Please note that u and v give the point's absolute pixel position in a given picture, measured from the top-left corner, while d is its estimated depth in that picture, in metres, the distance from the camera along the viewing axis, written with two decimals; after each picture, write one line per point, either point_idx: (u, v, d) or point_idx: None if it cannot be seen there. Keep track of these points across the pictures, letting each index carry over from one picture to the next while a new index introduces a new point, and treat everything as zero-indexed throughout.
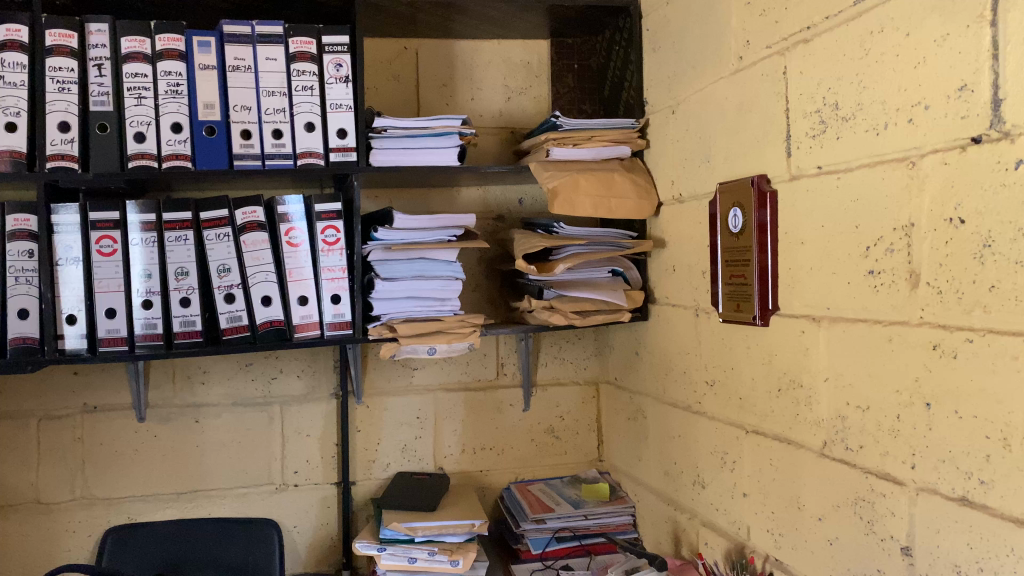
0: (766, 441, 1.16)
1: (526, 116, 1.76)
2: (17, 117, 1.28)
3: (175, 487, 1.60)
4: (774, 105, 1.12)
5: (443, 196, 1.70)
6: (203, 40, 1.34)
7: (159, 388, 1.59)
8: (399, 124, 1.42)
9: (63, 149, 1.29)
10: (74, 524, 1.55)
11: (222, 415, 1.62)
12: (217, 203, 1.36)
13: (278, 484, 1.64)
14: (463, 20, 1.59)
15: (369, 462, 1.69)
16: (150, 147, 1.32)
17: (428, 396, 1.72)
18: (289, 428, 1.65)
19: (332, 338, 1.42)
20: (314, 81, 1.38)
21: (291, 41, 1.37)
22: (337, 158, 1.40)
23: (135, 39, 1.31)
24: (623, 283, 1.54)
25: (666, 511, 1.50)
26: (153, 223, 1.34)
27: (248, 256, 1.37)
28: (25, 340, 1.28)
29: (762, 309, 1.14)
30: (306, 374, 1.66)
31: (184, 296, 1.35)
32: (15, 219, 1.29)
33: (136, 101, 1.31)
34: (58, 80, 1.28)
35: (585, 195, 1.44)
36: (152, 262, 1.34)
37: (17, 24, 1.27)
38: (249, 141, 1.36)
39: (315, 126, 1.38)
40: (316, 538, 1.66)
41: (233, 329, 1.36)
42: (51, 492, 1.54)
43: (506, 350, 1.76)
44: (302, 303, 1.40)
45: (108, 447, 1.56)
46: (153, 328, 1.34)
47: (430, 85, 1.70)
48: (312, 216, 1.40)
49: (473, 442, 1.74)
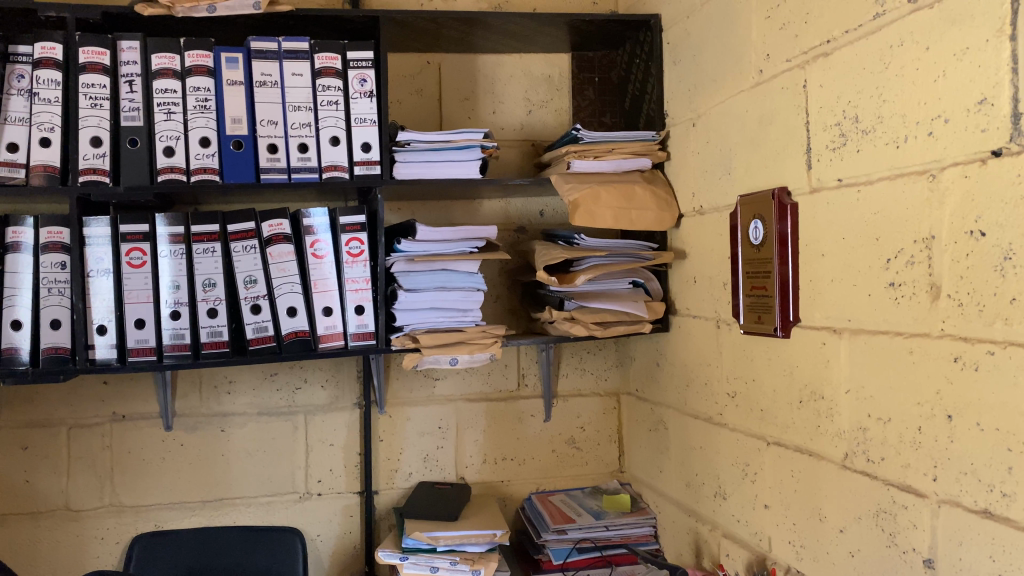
0: (787, 452, 1.16)
1: (547, 129, 1.77)
2: (51, 132, 1.32)
3: (200, 495, 1.62)
4: (795, 117, 1.13)
5: (465, 208, 1.72)
6: (231, 56, 1.36)
7: (186, 398, 1.61)
8: (423, 138, 1.44)
9: (95, 164, 1.32)
10: (103, 530, 1.58)
11: (247, 425, 1.64)
12: (244, 216, 1.39)
13: (302, 493, 1.66)
14: (485, 35, 1.62)
15: (391, 472, 1.70)
16: (179, 161, 1.35)
17: (450, 406, 1.73)
18: (313, 438, 1.67)
19: (356, 348, 1.44)
20: (339, 96, 1.40)
21: (317, 57, 1.40)
22: (361, 172, 1.42)
23: (165, 55, 1.34)
24: (644, 294, 1.55)
25: (687, 523, 1.50)
26: (181, 236, 1.37)
27: (274, 268, 1.39)
28: (57, 349, 1.32)
29: (784, 321, 1.15)
30: (330, 384, 1.68)
31: (212, 307, 1.37)
32: (48, 232, 1.32)
33: (165, 116, 1.34)
34: (91, 96, 1.32)
35: (606, 207, 1.46)
36: (181, 274, 1.37)
37: (52, 42, 1.31)
38: (275, 155, 1.39)
39: (339, 140, 1.41)
40: (339, 547, 1.68)
41: (259, 340, 1.38)
42: (80, 499, 1.57)
43: (527, 361, 1.77)
44: (326, 313, 1.42)
45: (136, 456, 1.59)
46: (181, 338, 1.36)
47: (452, 98, 1.72)
48: (337, 228, 1.42)
49: (494, 452, 1.75)
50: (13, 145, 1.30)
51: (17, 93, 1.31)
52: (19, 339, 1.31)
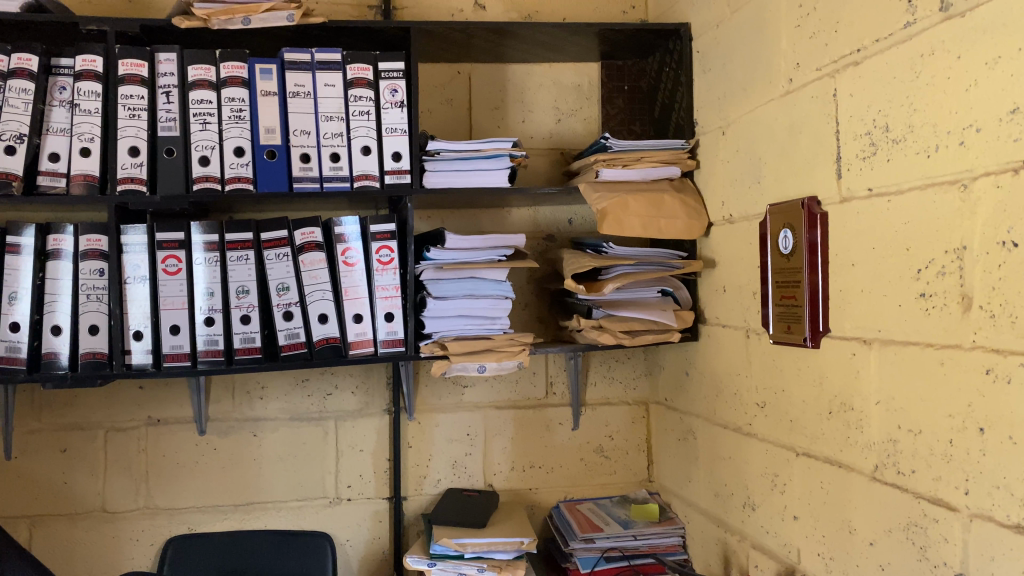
0: (817, 463, 1.15)
1: (577, 137, 1.78)
2: (91, 143, 1.35)
3: (232, 499, 1.64)
4: (825, 126, 1.13)
5: (494, 217, 1.73)
6: (266, 67, 1.39)
7: (219, 403, 1.64)
8: (452, 147, 1.45)
9: (133, 173, 1.35)
10: (137, 532, 1.61)
11: (278, 430, 1.66)
12: (277, 224, 1.41)
13: (332, 498, 1.68)
14: (515, 45, 1.63)
15: (420, 478, 1.71)
16: (214, 170, 1.37)
17: (478, 414, 1.74)
18: (343, 444, 1.68)
19: (386, 355, 1.45)
20: (371, 106, 1.42)
21: (349, 68, 1.42)
22: (392, 181, 1.44)
23: (201, 67, 1.37)
24: (672, 302, 1.55)
25: (716, 534, 1.49)
26: (215, 243, 1.40)
27: (306, 275, 1.41)
28: (95, 354, 1.35)
29: (813, 331, 1.14)
30: (360, 390, 1.69)
31: (245, 314, 1.39)
32: (87, 239, 1.36)
33: (201, 126, 1.37)
34: (130, 107, 1.35)
35: (634, 215, 1.46)
36: (215, 281, 1.39)
37: (92, 55, 1.35)
38: (308, 164, 1.41)
39: (371, 149, 1.43)
40: (368, 552, 1.69)
41: (291, 346, 1.41)
42: (116, 501, 1.60)
43: (556, 369, 1.78)
44: (356, 320, 1.43)
45: (170, 459, 1.62)
46: (215, 344, 1.38)
47: (482, 107, 1.73)
48: (368, 236, 1.44)
49: (522, 459, 1.76)
50: (55, 154, 1.34)
51: (59, 105, 1.35)
52: (59, 344, 1.34)
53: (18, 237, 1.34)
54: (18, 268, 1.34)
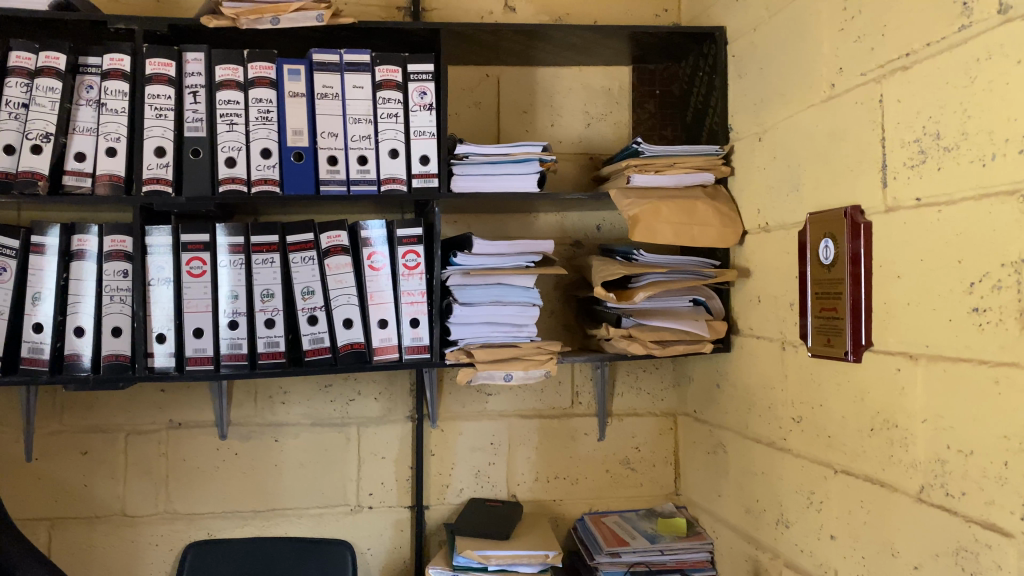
0: (857, 482, 1.11)
1: (606, 142, 1.75)
2: (117, 142, 1.33)
3: (253, 505, 1.62)
4: (869, 133, 1.09)
5: (521, 222, 1.71)
6: (294, 68, 1.37)
7: (240, 407, 1.62)
8: (481, 151, 1.42)
9: (159, 173, 1.33)
10: (156, 537, 1.59)
11: (301, 435, 1.64)
12: (304, 227, 1.39)
13: (353, 506, 1.65)
14: (545, 48, 1.60)
15: (442, 488, 1.69)
16: (240, 172, 1.35)
17: (502, 422, 1.71)
18: (365, 450, 1.66)
19: (411, 361, 1.42)
20: (399, 108, 1.40)
21: (378, 69, 1.40)
22: (419, 184, 1.41)
23: (229, 67, 1.35)
24: (704, 312, 1.51)
25: (746, 550, 1.45)
26: (241, 246, 1.38)
27: (332, 279, 1.39)
28: (118, 357, 1.33)
29: (855, 345, 1.10)
30: (383, 397, 1.67)
31: (269, 317, 1.37)
32: (111, 240, 1.35)
33: (228, 127, 1.35)
34: (156, 107, 1.33)
35: (666, 222, 1.42)
36: (240, 284, 1.37)
37: (120, 54, 1.34)
38: (335, 167, 1.38)
39: (399, 153, 1.40)
40: (389, 561, 1.67)
41: (315, 351, 1.38)
42: (136, 505, 1.58)
43: (582, 378, 1.74)
44: (381, 326, 1.41)
45: (191, 464, 1.60)
46: (238, 348, 1.36)
47: (511, 111, 1.71)
48: (394, 240, 1.42)
49: (547, 470, 1.73)
50: (81, 154, 1.33)
51: (86, 104, 1.33)
52: (82, 345, 1.33)
53: (43, 237, 1.33)
54: (43, 269, 1.33)
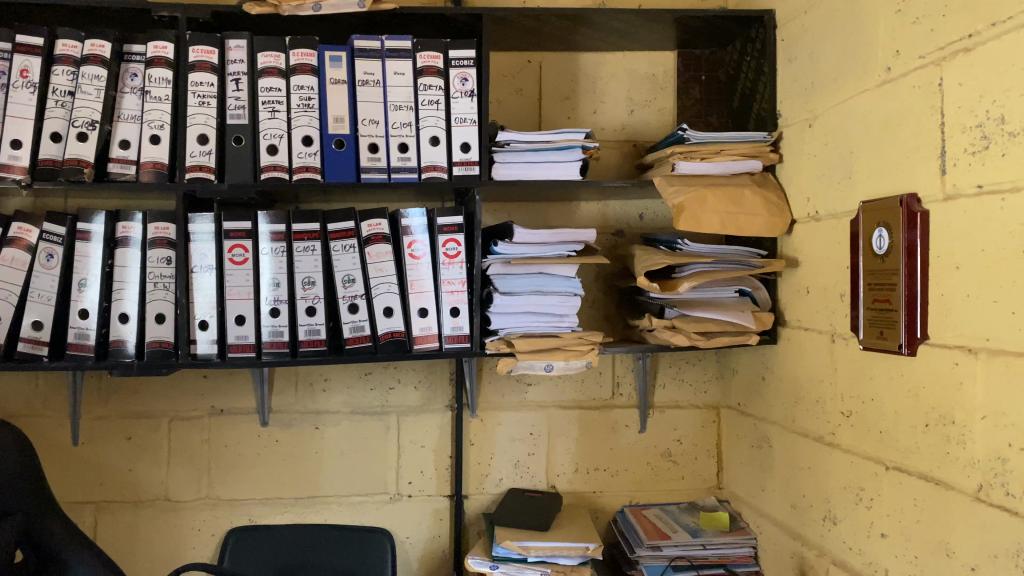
0: (909, 479, 1.08)
1: (650, 130, 1.72)
2: (161, 130, 1.34)
3: (294, 492, 1.63)
4: (927, 118, 1.05)
5: (563, 211, 1.69)
6: (335, 54, 1.36)
7: (282, 395, 1.63)
8: (522, 138, 1.40)
9: (201, 161, 1.34)
10: (199, 522, 1.61)
11: (340, 423, 1.64)
12: (344, 215, 1.38)
13: (392, 494, 1.65)
14: (589, 33, 1.57)
15: (481, 477, 1.68)
16: (282, 160, 1.35)
17: (542, 413, 1.69)
18: (405, 439, 1.65)
19: (451, 351, 1.42)
20: (440, 95, 1.38)
21: (419, 56, 1.38)
22: (461, 172, 1.39)
23: (271, 54, 1.35)
24: (750, 303, 1.48)
25: (791, 547, 1.42)
26: (282, 234, 1.38)
27: (372, 267, 1.38)
28: (161, 343, 1.34)
29: (909, 338, 1.06)
30: (423, 385, 1.66)
31: (310, 305, 1.37)
32: (155, 227, 1.35)
33: (269, 114, 1.35)
34: (199, 94, 1.33)
35: (712, 211, 1.39)
36: (281, 271, 1.37)
37: (164, 41, 1.34)
38: (376, 154, 1.38)
39: (439, 140, 1.39)
40: (429, 551, 1.66)
41: (356, 339, 1.38)
42: (179, 490, 1.60)
43: (623, 369, 1.72)
44: (421, 315, 1.40)
45: (233, 451, 1.61)
46: (280, 335, 1.36)
47: (552, 98, 1.69)
48: (434, 228, 1.40)
49: (587, 461, 1.71)
50: (125, 141, 1.33)
51: (130, 91, 1.34)
52: (126, 332, 1.34)
53: (88, 224, 1.34)
54: (88, 256, 1.34)
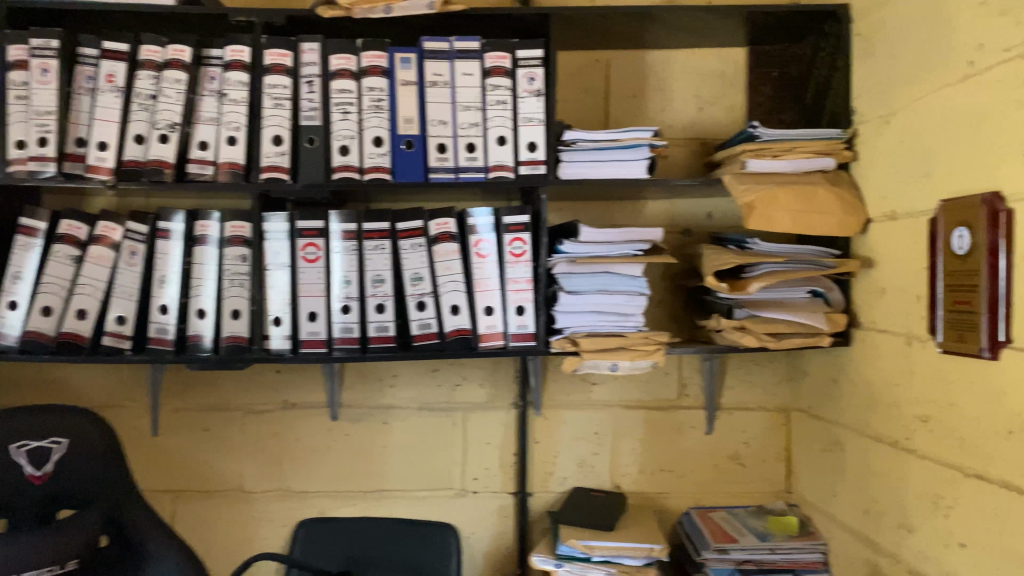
0: (990, 487, 1.04)
1: (719, 127, 1.69)
2: (237, 131, 1.38)
3: (362, 486, 1.66)
4: (1013, 114, 1.01)
5: (630, 210, 1.68)
6: (405, 56, 1.39)
7: (351, 390, 1.66)
8: (589, 137, 1.39)
9: (276, 161, 1.37)
10: (271, 513, 1.65)
11: (407, 419, 1.66)
12: (413, 214, 1.41)
13: (458, 490, 1.67)
14: (657, 30, 1.56)
15: (546, 476, 1.68)
16: (353, 160, 1.38)
17: (607, 413, 1.69)
18: (471, 436, 1.67)
19: (516, 349, 1.42)
20: (508, 95, 1.39)
21: (487, 56, 1.39)
22: (527, 172, 1.39)
23: (343, 56, 1.38)
24: (823, 304, 1.45)
25: (863, 554, 1.38)
26: (353, 232, 1.40)
27: (440, 265, 1.40)
28: (237, 339, 1.38)
29: (991, 342, 1.03)
30: (488, 383, 1.67)
31: (380, 303, 1.40)
32: (232, 226, 1.39)
33: (341, 115, 1.38)
34: (274, 96, 1.37)
35: (783, 209, 1.36)
36: (352, 270, 1.40)
37: (241, 46, 1.38)
38: (444, 154, 1.39)
39: (506, 140, 1.39)
40: (493, 547, 1.68)
41: (424, 336, 1.40)
42: (252, 481, 1.65)
43: (689, 370, 1.70)
44: (488, 312, 1.41)
45: (303, 444, 1.65)
46: (350, 332, 1.39)
47: (620, 96, 1.68)
48: (501, 227, 1.41)
49: (652, 462, 1.70)
50: (204, 143, 1.37)
51: (209, 94, 1.38)
52: (203, 327, 1.38)
53: (168, 223, 1.39)
54: (168, 253, 1.39)
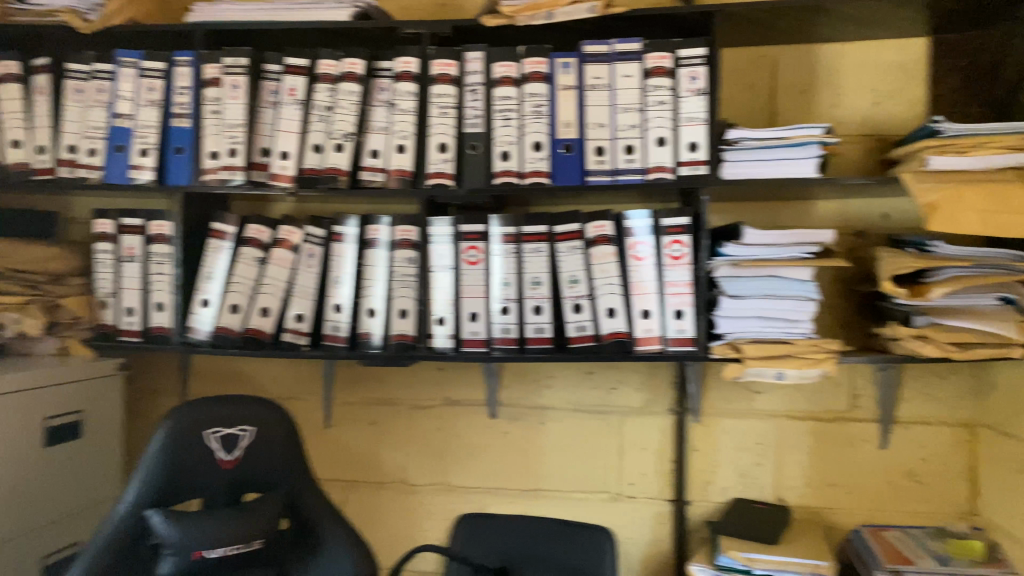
0: None
1: (897, 123, 1.59)
2: (406, 140, 1.44)
3: (520, 484, 1.69)
4: None
5: (797, 211, 1.61)
6: (566, 61, 1.40)
7: (510, 389, 1.69)
8: (753, 135, 1.34)
9: (442, 168, 1.42)
10: (433, 506, 1.71)
11: (564, 420, 1.68)
12: (571, 217, 1.41)
13: (614, 494, 1.67)
14: (829, 24, 1.49)
15: (705, 484, 1.64)
16: (514, 165, 1.40)
17: (771, 422, 1.63)
18: (628, 440, 1.66)
19: (675, 354, 1.39)
20: (668, 96, 1.37)
21: (648, 57, 1.38)
22: (688, 172, 1.36)
23: (505, 64, 1.41)
24: (1016, 312, 1.34)
25: None
26: (512, 236, 1.43)
27: (597, 268, 1.40)
28: (404, 337, 1.44)
29: None
30: (646, 388, 1.65)
31: (538, 305, 1.42)
32: (399, 230, 1.46)
33: (504, 122, 1.41)
34: (440, 105, 1.42)
35: (970, 209, 1.28)
36: (511, 272, 1.43)
37: (409, 57, 1.44)
38: (602, 157, 1.39)
39: (666, 141, 1.37)
40: (650, 553, 1.66)
41: (581, 338, 1.41)
42: (416, 475, 1.72)
43: (862, 380, 1.61)
44: (644, 316, 1.40)
45: (464, 441, 1.70)
46: (509, 332, 1.42)
47: (787, 93, 1.62)
48: (659, 230, 1.40)
49: (820, 475, 1.62)
50: (375, 151, 1.45)
51: (380, 105, 1.46)
52: (372, 325, 1.46)
53: (342, 227, 1.48)
54: (341, 255, 1.48)
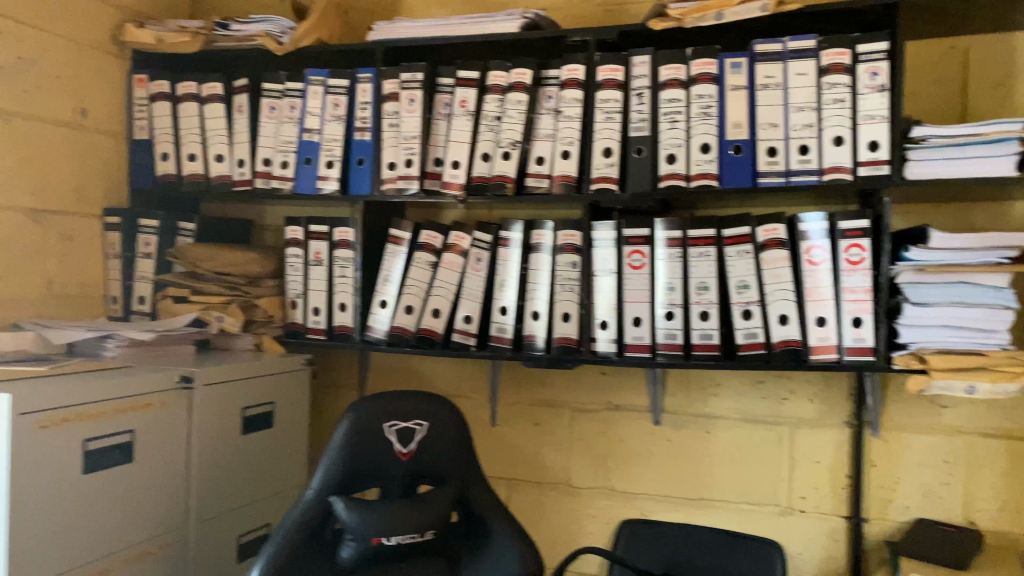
0: None
1: None
2: (571, 146, 1.46)
3: (685, 492, 1.67)
4: None
5: (992, 212, 1.49)
6: (735, 61, 1.37)
7: (675, 395, 1.68)
8: (941, 132, 1.26)
9: (606, 172, 1.43)
10: (596, 509, 1.72)
11: (730, 429, 1.64)
12: (741, 221, 1.39)
13: (784, 507, 1.61)
14: None
15: (885, 502, 1.55)
16: (680, 168, 1.39)
17: (960, 440, 1.51)
18: (799, 452, 1.60)
19: (852, 364, 1.33)
20: (847, 93, 1.31)
21: (824, 53, 1.32)
22: (868, 172, 1.30)
23: (673, 66, 1.40)
24: None
25: None
26: (678, 239, 1.41)
27: (768, 273, 1.37)
28: (567, 340, 1.47)
29: None
30: (819, 399, 1.59)
31: (704, 310, 1.39)
32: (564, 235, 1.49)
33: (670, 125, 1.40)
34: (606, 110, 1.44)
35: None
36: (676, 276, 1.41)
37: (576, 64, 1.46)
38: (775, 158, 1.35)
39: (844, 140, 1.31)
40: (824, 572, 1.58)
41: (750, 346, 1.38)
42: (579, 477, 1.74)
43: None
44: (819, 324, 1.34)
45: (627, 446, 1.70)
46: (674, 338, 1.41)
47: (981, 86, 1.50)
48: (836, 233, 1.34)
49: (1018, 499, 1.48)
50: (541, 158, 1.48)
51: (547, 112, 1.50)
52: (537, 328, 1.50)
53: (509, 232, 1.52)
54: (508, 259, 1.52)
